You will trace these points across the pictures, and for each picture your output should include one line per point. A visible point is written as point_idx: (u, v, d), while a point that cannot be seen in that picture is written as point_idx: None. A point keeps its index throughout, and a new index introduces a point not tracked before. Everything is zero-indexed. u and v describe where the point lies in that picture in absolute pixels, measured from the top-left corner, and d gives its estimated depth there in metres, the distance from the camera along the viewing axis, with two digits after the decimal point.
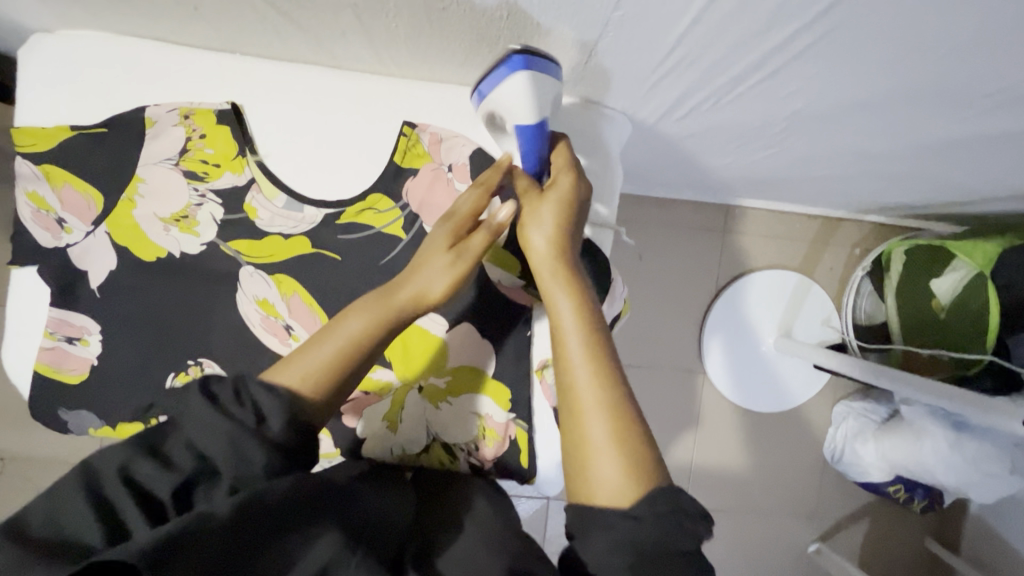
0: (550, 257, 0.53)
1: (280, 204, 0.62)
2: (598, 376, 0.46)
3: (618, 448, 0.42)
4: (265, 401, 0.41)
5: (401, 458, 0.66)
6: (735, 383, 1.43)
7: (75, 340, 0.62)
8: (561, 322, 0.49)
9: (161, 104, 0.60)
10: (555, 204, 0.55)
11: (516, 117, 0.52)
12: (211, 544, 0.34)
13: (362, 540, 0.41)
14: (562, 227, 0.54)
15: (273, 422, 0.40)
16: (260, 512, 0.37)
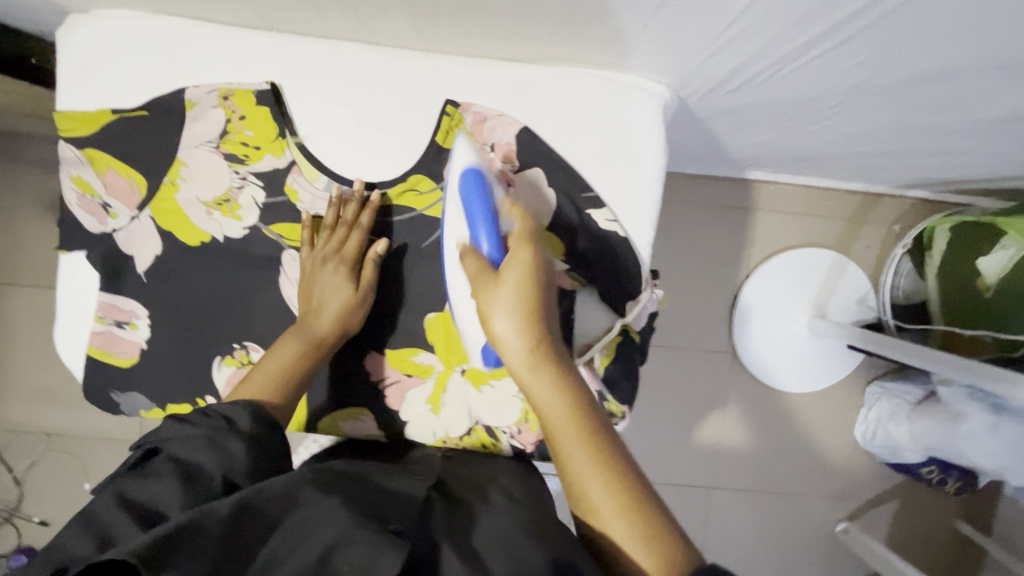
0: (523, 345, 0.49)
1: (321, 186, 0.62)
2: (601, 470, 0.44)
3: (636, 537, 0.41)
4: (230, 411, 0.50)
5: (444, 442, 0.66)
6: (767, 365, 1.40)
7: (124, 324, 0.62)
8: (549, 419, 0.47)
9: (200, 86, 0.59)
10: (522, 281, 0.51)
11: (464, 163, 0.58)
12: (211, 535, 0.37)
13: (375, 509, 0.42)
14: (529, 308, 0.50)
15: (244, 423, 0.50)
16: (254, 506, 0.39)
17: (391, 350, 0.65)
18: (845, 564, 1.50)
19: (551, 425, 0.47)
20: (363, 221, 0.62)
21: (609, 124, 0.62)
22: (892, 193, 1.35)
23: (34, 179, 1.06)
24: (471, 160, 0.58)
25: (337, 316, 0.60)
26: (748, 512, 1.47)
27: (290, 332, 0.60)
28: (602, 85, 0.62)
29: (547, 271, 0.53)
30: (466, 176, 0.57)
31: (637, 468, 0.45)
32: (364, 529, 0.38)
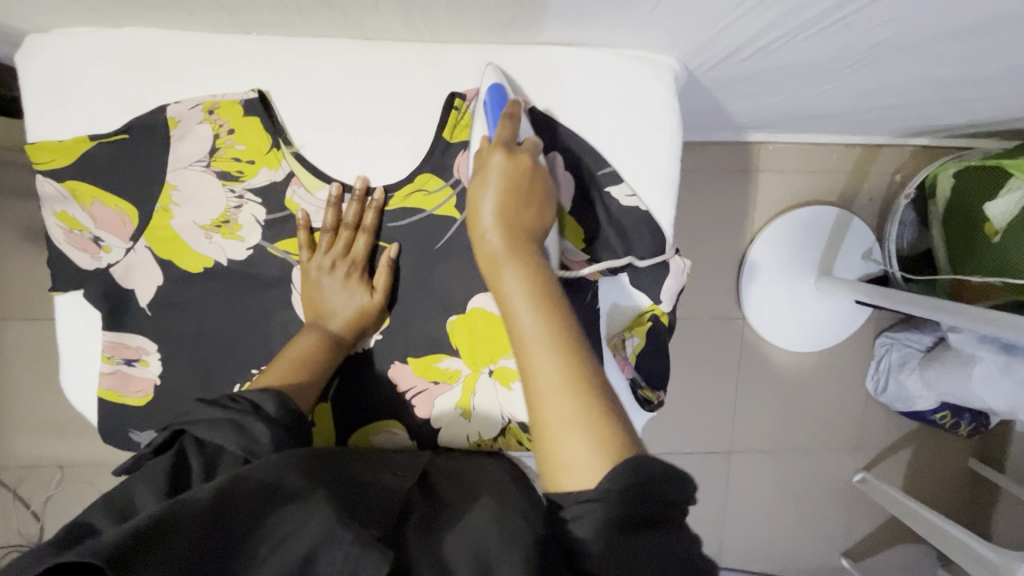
0: (499, 243, 0.49)
1: (324, 196, 0.58)
2: (555, 361, 0.42)
3: (582, 426, 0.40)
4: (257, 397, 0.51)
5: (479, 445, 0.65)
6: (777, 327, 1.39)
7: (134, 362, 0.59)
8: (514, 316, 0.45)
9: (182, 101, 0.55)
10: (498, 186, 0.51)
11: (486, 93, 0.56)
12: (187, 528, 0.35)
13: (359, 511, 0.41)
14: (507, 203, 0.50)
15: (269, 406, 0.49)
16: (236, 497, 0.38)
17: (414, 358, 0.63)
18: (864, 511, 1.53)
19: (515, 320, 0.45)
20: (367, 222, 0.58)
21: (621, 104, 0.59)
22: (892, 143, 1.33)
23: (10, 208, 1.00)
24: (496, 79, 0.55)
25: (350, 320, 0.59)
26: (768, 471, 1.49)
27: (307, 326, 0.59)
28: (611, 62, 0.59)
29: (533, 178, 0.52)
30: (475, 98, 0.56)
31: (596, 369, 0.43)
32: (349, 534, 0.37)
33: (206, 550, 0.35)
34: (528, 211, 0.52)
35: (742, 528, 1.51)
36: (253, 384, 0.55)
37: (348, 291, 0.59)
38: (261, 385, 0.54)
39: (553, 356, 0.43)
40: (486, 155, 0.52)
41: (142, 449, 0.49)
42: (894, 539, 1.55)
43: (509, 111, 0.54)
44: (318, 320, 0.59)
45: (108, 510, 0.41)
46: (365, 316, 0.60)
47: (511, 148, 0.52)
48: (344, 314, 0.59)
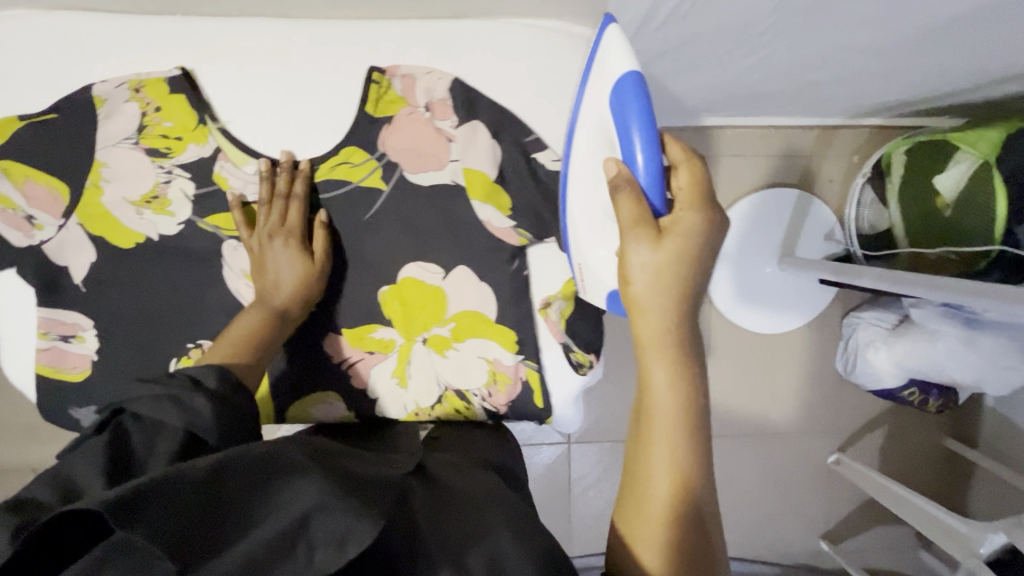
0: (658, 321, 0.43)
1: (251, 171, 0.60)
2: (678, 461, 0.41)
3: (678, 537, 0.41)
4: (200, 373, 0.47)
5: (415, 414, 0.66)
6: (739, 308, 1.41)
7: (71, 338, 0.61)
8: (651, 401, 0.43)
9: (109, 80, 0.57)
10: (680, 251, 0.43)
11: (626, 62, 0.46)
12: (180, 493, 0.31)
13: (364, 487, 0.37)
14: (688, 278, 0.44)
15: (209, 379, 0.46)
16: (239, 465, 0.34)
17: (348, 329, 0.64)
18: (841, 494, 1.53)
19: (653, 406, 0.42)
20: (297, 190, 0.59)
21: (540, 73, 0.61)
22: (848, 124, 1.35)
23: None
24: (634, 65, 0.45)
25: (293, 284, 0.58)
26: (743, 455, 1.49)
27: (252, 305, 0.58)
28: (527, 34, 0.61)
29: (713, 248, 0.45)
30: (627, 82, 0.45)
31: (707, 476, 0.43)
32: (345, 501, 0.34)
33: (202, 513, 0.31)
34: (703, 286, 0.46)
35: (719, 513, 1.51)
36: (199, 366, 0.52)
37: (290, 259, 0.58)
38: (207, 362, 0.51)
39: (680, 456, 0.41)
40: (680, 211, 0.45)
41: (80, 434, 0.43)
42: (873, 520, 1.55)
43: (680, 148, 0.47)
44: (263, 295, 0.58)
45: (48, 483, 0.36)
46: (308, 282, 0.59)
47: (710, 209, 0.45)
48: (286, 285, 0.58)
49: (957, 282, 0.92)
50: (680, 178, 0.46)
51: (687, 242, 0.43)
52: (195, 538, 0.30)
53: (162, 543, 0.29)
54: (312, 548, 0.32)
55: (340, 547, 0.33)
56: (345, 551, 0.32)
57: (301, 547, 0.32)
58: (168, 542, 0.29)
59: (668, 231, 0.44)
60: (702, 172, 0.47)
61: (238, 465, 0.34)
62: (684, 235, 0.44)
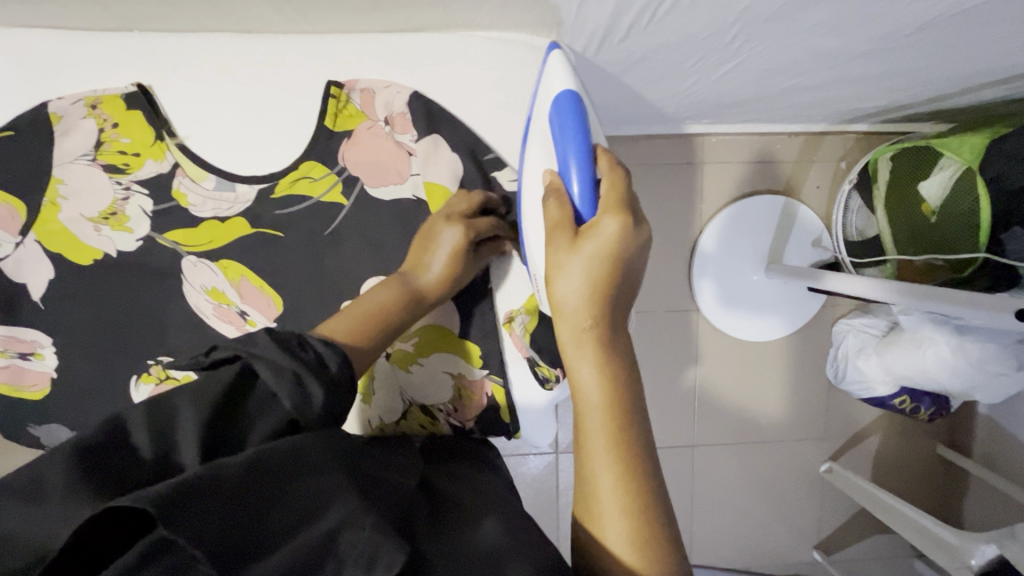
0: (588, 323, 0.42)
1: (210, 186, 0.59)
2: (616, 459, 0.40)
3: (632, 532, 0.39)
4: (327, 352, 0.41)
5: (380, 430, 0.65)
6: (728, 315, 1.39)
7: (30, 355, 0.61)
8: (585, 402, 0.42)
9: (65, 97, 0.57)
10: (597, 255, 0.42)
11: (559, 84, 0.50)
12: (228, 492, 0.30)
13: (376, 492, 0.36)
14: (604, 280, 0.42)
15: (332, 364, 0.40)
16: (272, 463, 0.33)
17: None
18: (834, 503, 1.51)
19: (585, 402, 0.42)
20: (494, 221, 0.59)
21: (500, 86, 0.61)
22: (834, 129, 1.34)
23: None
24: (570, 87, 0.50)
25: (438, 288, 0.57)
26: (733, 464, 1.48)
27: (394, 281, 0.56)
28: (488, 46, 0.60)
29: (637, 245, 0.43)
30: (564, 100, 0.49)
31: (657, 469, 0.42)
32: (372, 516, 0.33)
33: (247, 516, 0.30)
34: (631, 280, 0.43)
35: (709, 522, 1.49)
36: (321, 328, 0.47)
37: (443, 242, 0.57)
38: (339, 335, 0.47)
39: (616, 454, 0.40)
40: (600, 217, 0.43)
41: (196, 355, 0.40)
42: (866, 530, 1.52)
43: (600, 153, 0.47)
44: (406, 275, 0.56)
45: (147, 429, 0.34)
46: (453, 269, 0.58)
47: (628, 213, 0.43)
48: (431, 273, 0.57)
49: (946, 291, 0.92)
50: (602, 184, 0.46)
51: (608, 244, 0.42)
52: (235, 547, 0.29)
53: (205, 550, 0.28)
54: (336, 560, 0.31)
55: (369, 566, 0.31)
56: (372, 569, 0.30)
57: (331, 563, 0.31)
58: (210, 548, 0.28)
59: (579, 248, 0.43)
60: (623, 177, 0.46)
61: (273, 463, 0.32)
62: (600, 237, 0.42)
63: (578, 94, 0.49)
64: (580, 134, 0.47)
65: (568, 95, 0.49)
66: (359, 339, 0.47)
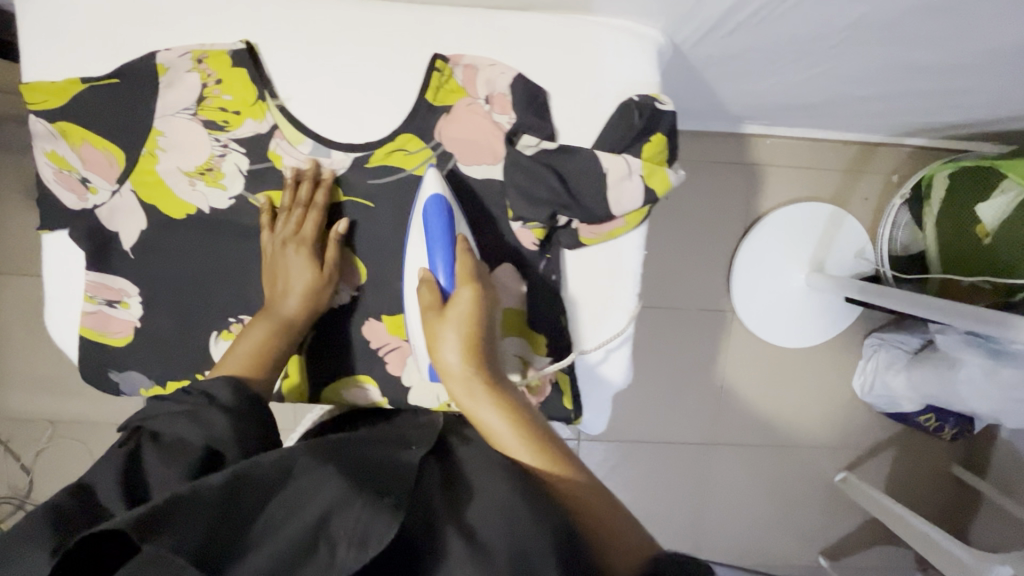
0: (472, 375, 0.50)
1: (306, 150, 0.59)
2: (546, 470, 0.44)
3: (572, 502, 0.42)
4: (212, 385, 0.53)
5: (448, 406, 0.64)
6: (766, 318, 1.39)
7: (116, 303, 0.61)
8: (498, 441, 0.47)
9: (171, 49, 0.56)
10: (462, 323, 0.52)
11: (430, 190, 0.58)
12: (206, 507, 0.36)
13: (375, 479, 0.40)
14: (469, 341, 0.51)
15: (223, 393, 0.52)
16: (255, 466, 0.39)
17: (388, 316, 0.64)
18: (844, 513, 1.53)
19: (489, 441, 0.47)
20: (319, 200, 0.60)
21: (604, 73, 0.60)
22: (889, 142, 1.33)
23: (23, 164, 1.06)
24: (437, 188, 0.58)
25: (303, 301, 0.60)
26: (749, 467, 1.49)
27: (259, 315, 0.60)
28: (592, 32, 0.60)
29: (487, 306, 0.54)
30: (431, 207, 0.57)
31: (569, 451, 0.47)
32: (360, 499, 0.37)
33: (226, 527, 0.36)
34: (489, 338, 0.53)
35: (716, 522, 1.50)
36: (214, 372, 0.56)
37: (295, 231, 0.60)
38: (225, 373, 0.55)
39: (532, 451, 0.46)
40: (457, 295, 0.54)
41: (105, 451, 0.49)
42: (871, 541, 1.54)
43: (461, 239, 0.57)
44: (271, 302, 0.60)
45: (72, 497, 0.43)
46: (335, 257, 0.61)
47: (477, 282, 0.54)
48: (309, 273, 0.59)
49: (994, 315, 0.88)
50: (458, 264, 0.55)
51: (467, 306, 0.53)
52: (215, 552, 0.35)
53: (184, 551, 0.34)
54: (332, 545, 0.36)
55: (361, 545, 0.35)
56: (365, 551, 0.35)
57: (323, 546, 0.36)
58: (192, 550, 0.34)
59: (449, 327, 0.52)
60: (470, 255, 0.56)
61: (255, 478, 0.39)
62: (460, 307, 0.53)
63: (444, 193, 0.58)
64: (445, 232, 0.56)
65: (433, 198, 0.57)
66: (245, 370, 0.55)
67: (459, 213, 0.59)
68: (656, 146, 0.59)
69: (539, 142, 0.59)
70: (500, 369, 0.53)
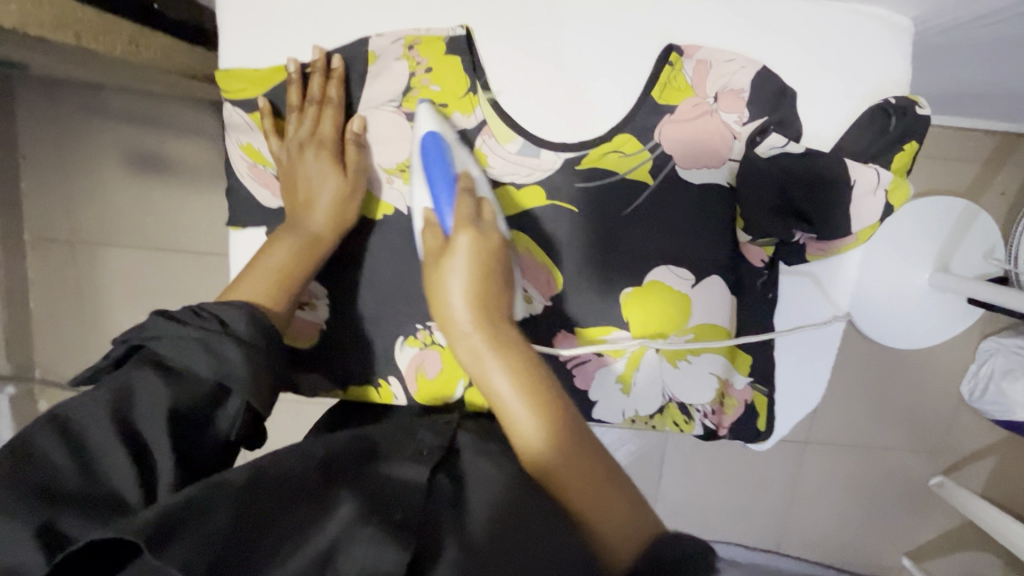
0: (474, 332, 0.46)
1: (514, 150, 0.55)
2: (540, 421, 0.42)
3: (580, 487, 0.39)
4: (229, 311, 0.45)
5: (633, 421, 0.63)
6: (923, 326, 1.11)
7: (305, 305, 0.59)
8: (505, 407, 0.43)
9: (384, 34, 0.52)
10: (476, 259, 0.48)
11: (426, 125, 0.52)
12: (219, 521, 0.33)
13: (376, 500, 0.37)
14: (475, 289, 0.47)
15: (240, 325, 0.44)
16: (267, 482, 0.36)
17: (581, 329, 0.59)
18: None
19: (497, 401, 0.44)
20: (332, 95, 0.53)
21: (852, 70, 0.53)
22: None
23: (146, 134, 1.05)
24: (433, 125, 0.52)
25: (330, 216, 0.54)
26: None
27: (284, 233, 0.54)
28: (842, 22, 0.52)
29: (499, 261, 0.50)
30: (427, 142, 0.51)
31: (582, 431, 0.42)
32: (367, 525, 0.34)
33: (234, 539, 0.32)
34: (500, 303, 0.48)
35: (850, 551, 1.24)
36: (232, 292, 0.50)
37: (316, 158, 0.54)
38: (245, 294, 0.49)
39: (537, 415, 0.42)
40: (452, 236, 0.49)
41: (101, 358, 0.43)
42: None
43: (462, 179, 0.51)
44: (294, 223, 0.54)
45: (59, 435, 0.37)
46: (353, 176, 0.55)
47: (477, 225, 0.49)
48: (327, 196, 0.54)
49: None
50: (466, 203, 0.50)
51: (465, 254, 0.48)
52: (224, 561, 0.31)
53: (196, 571, 0.30)
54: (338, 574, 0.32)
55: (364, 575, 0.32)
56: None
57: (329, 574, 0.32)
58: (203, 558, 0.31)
59: (458, 257, 0.48)
60: (479, 205, 0.51)
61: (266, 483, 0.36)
62: (462, 249, 0.49)
63: (440, 131, 0.52)
64: (447, 171, 0.51)
65: (426, 129, 0.52)
66: (269, 295, 0.50)
67: (461, 153, 0.53)
68: (908, 157, 0.52)
69: (786, 144, 0.52)
70: (507, 317, 0.48)
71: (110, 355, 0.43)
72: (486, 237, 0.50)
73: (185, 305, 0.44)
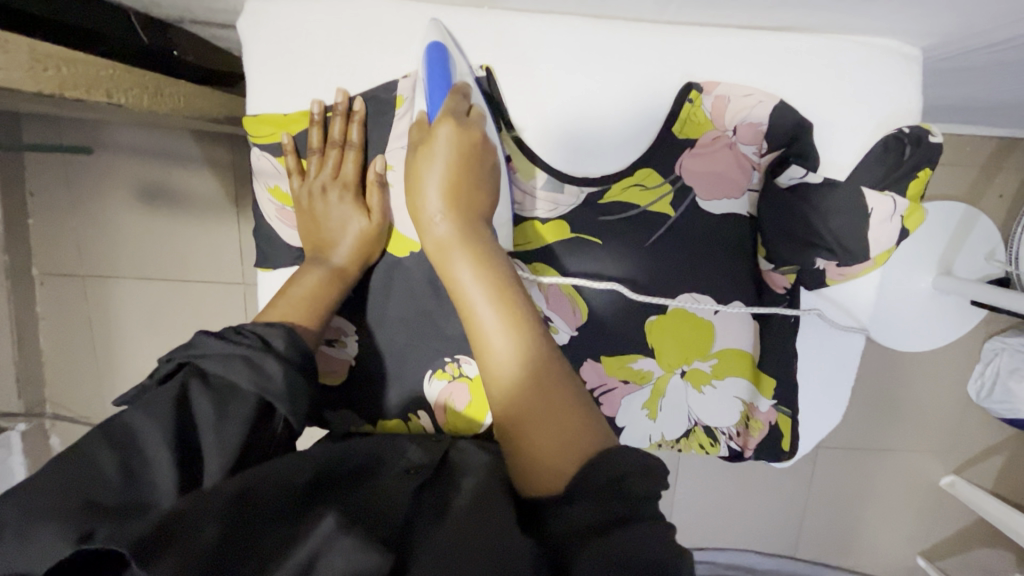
0: (444, 224, 0.48)
1: (539, 184, 0.56)
2: (504, 317, 0.43)
3: (537, 393, 0.40)
4: (269, 331, 0.46)
5: (660, 445, 0.64)
6: (928, 333, 1.12)
7: (333, 341, 0.59)
8: (465, 293, 0.45)
9: (410, 76, 0.53)
10: (448, 163, 0.49)
11: (432, 34, 0.51)
12: (208, 531, 0.33)
13: (362, 515, 0.38)
14: (451, 184, 0.49)
15: (277, 341, 0.45)
16: (259, 495, 0.37)
17: (607, 357, 0.60)
18: None
19: (464, 294, 0.45)
20: (353, 138, 0.54)
21: (863, 98, 0.54)
22: None
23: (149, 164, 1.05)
24: (437, 37, 0.51)
25: (355, 249, 0.55)
26: None
27: (309, 262, 0.55)
28: (853, 52, 0.54)
29: (479, 163, 0.51)
30: (429, 52, 0.50)
31: (548, 343, 0.43)
32: (350, 535, 0.35)
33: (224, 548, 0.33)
34: (475, 202, 0.50)
35: (877, 563, 1.21)
36: (262, 318, 0.51)
37: (340, 188, 0.55)
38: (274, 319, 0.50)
39: (502, 316, 0.43)
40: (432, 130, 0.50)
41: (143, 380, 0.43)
42: None
43: (459, 87, 0.50)
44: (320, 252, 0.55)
45: (109, 441, 0.38)
46: (376, 207, 0.56)
47: (460, 122, 0.50)
48: (352, 223, 0.55)
49: None
50: (457, 105, 0.50)
51: (444, 150, 0.49)
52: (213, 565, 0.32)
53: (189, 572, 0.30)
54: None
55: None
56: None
57: None
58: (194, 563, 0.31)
59: (429, 165, 0.50)
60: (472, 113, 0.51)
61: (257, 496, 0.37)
62: (436, 151, 0.49)
63: (444, 43, 0.51)
64: (447, 82, 0.50)
65: (434, 35, 0.50)
66: (300, 319, 0.51)
67: (459, 62, 0.52)
68: (922, 184, 0.52)
69: (805, 174, 0.53)
70: (483, 220, 0.50)
71: (155, 375, 0.43)
72: (466, 142, 0.50)
73: (227, 325, 0.45)
